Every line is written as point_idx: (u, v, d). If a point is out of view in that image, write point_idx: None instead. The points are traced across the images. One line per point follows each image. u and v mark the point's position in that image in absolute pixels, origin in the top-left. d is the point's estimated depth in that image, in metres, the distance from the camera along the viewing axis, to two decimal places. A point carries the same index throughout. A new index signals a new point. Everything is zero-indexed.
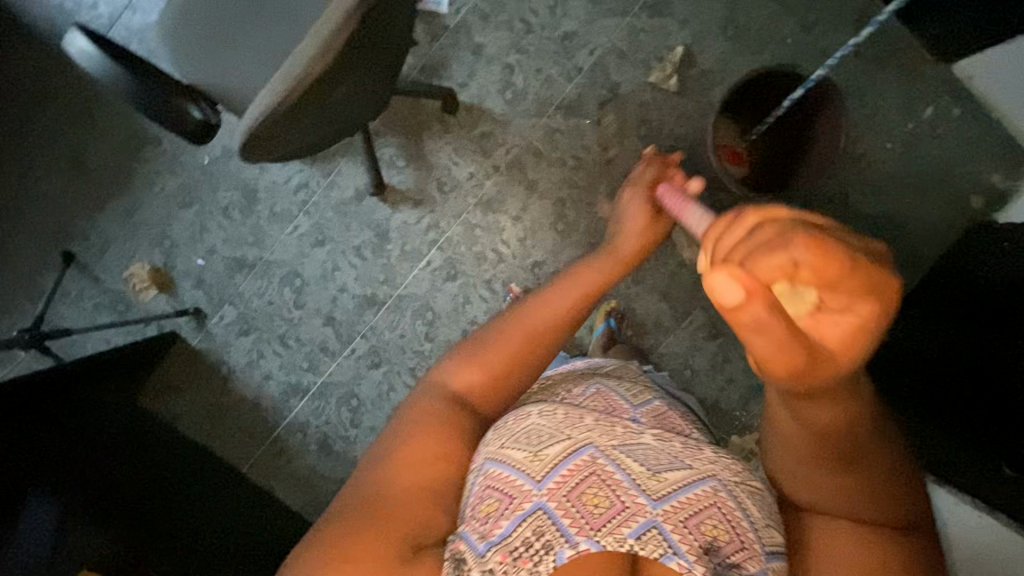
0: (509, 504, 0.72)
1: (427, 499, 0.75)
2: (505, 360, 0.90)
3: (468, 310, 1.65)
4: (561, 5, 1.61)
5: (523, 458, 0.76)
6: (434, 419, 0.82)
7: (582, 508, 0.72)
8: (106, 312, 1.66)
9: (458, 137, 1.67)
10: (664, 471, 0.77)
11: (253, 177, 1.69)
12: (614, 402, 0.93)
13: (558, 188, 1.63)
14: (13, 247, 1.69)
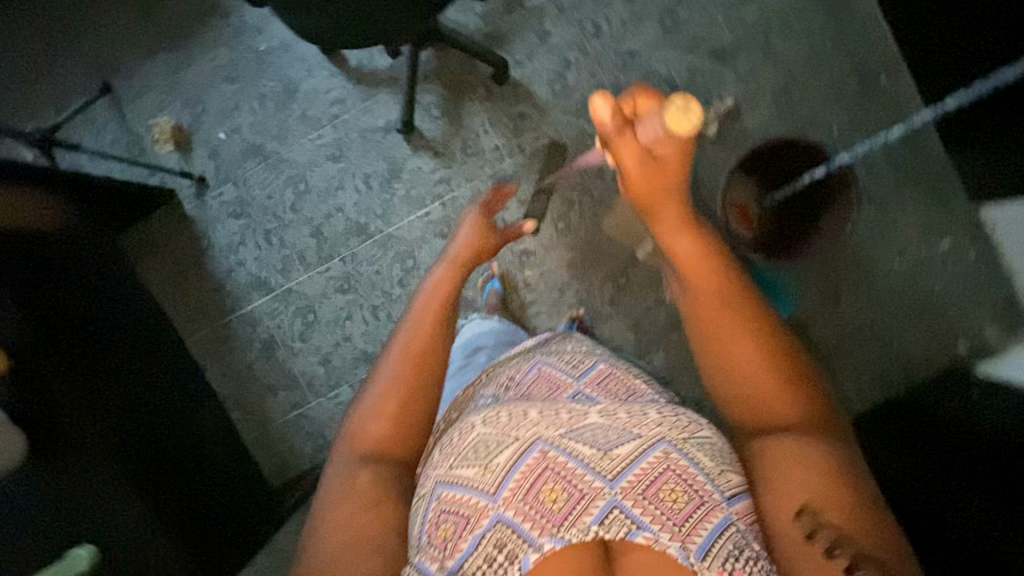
0: (466, 523, 0.79)
1: (371, 542, 0.80)
2: (390, 405, 0.91)
3: None
4: (636, 22, 1.63)
5: (471, 473, 0.82)
6: (355, 484, 0.84)
7: (539, 504, 0.78)
8: (120, 149, 1.73)
9: (497, 108, 1.67)
10: (614, 448, 0.80)
11: (297, 76, 1.69)
12: (557, 379, 1.03)
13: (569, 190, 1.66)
14: (62, 61, 1.77)
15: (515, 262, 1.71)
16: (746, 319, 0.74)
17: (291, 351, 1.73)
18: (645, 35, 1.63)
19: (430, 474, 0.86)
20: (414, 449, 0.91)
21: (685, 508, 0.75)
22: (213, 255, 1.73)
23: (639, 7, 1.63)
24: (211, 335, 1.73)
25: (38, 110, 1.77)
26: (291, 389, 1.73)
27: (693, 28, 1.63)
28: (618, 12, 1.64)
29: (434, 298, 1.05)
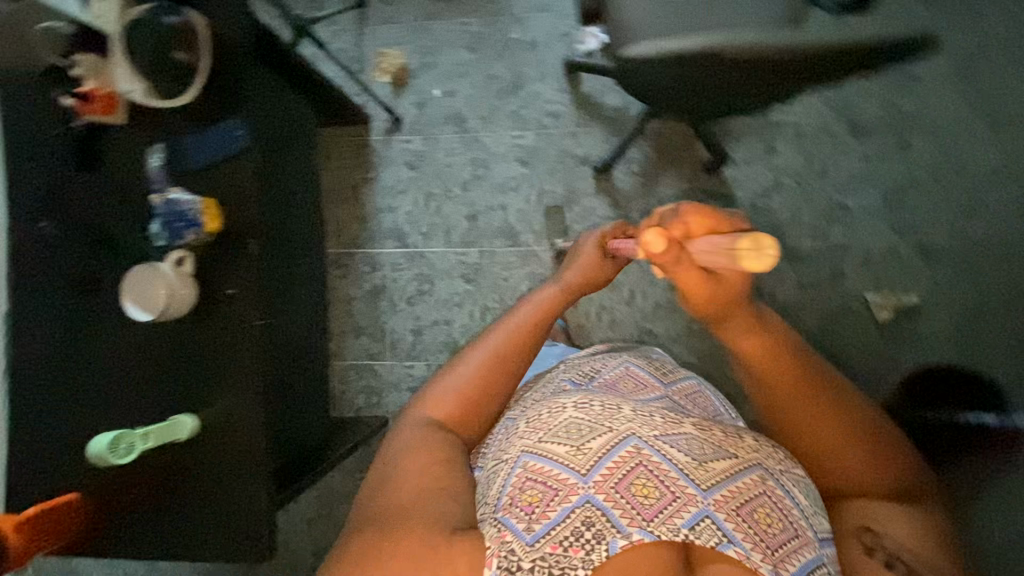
0: (555, 495, 0.75)
1: (440, 492, 0.78)
2: (466, 388, 0.92)
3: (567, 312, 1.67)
4: (863, 184, 1.60)
5: (560, 448, 0.79)
6: (428, 440, 0.85)
7: (630, 496, 0.75)
8: (343, 57, 1.75)
9: (695, 193, 1.63)
10: (709, 461, 0.80)
11: (529, 75, 1.70)
12: (643, 380, 1.00)
13: None
14: None
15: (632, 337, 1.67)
16: (829, 404, 0.82)
17: (391, 308, 1.75)
18: (864, 199, 1.59)
19: (515, 440, 0.84)
20: (473, 433, 0.92)
21: (776, 535, 0.75)
22: (372, 191, 1.76)
23: (871, 171, 1.60)
24: (331, 258, 1.77)
25: None
26: (373, 340, 1.75)
27: (914, 214, 1.58)
28: (851, 166, 1.60)
29: (531, 312, 1.00)
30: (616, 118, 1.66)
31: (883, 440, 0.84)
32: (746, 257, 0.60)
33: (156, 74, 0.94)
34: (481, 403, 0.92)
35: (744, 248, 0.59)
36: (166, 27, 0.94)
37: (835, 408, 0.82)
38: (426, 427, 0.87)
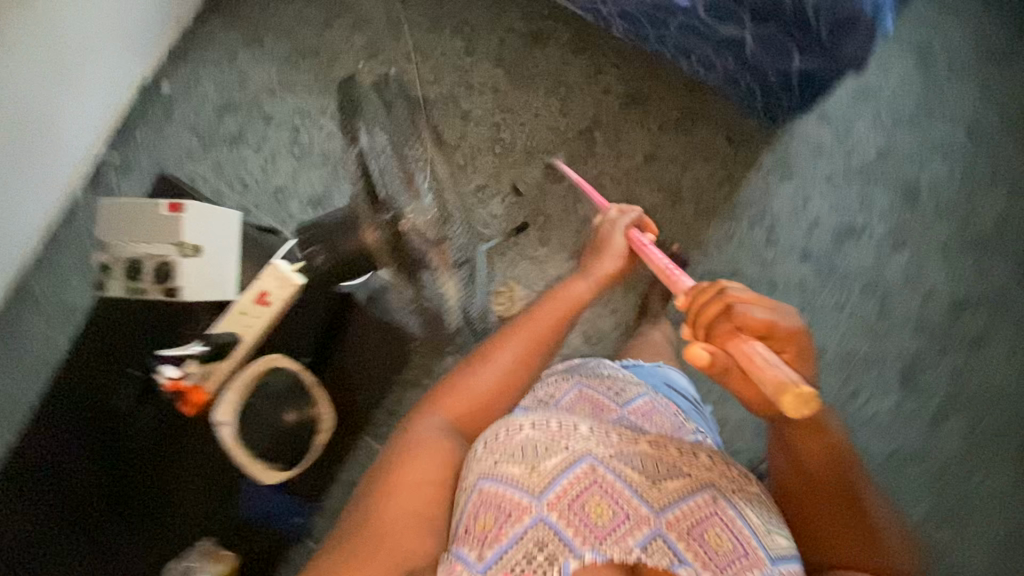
0: (506, 517, 0.83)
1: (421, 522, 0.84)
2: (486, 391, 0.96)
3: None
4: None
5: (518, 471, 0.86)
6: (436, 443, 0.91)
7: (583, 515, 0.84)
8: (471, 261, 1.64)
9: None
10: (661, 481, 0.88)
11: None
12: (600, 404, 1.05)
13: None
14: (522, 160, 1.66)
15: None
16: (845, 493, 0.86)
17: None
18: None
19: (476, 461, 0.89)
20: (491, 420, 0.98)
21: (719, 554, 0.84)
22: None
23: None
24: None
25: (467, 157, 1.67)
26: None
27: None
28: None
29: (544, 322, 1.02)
30: None
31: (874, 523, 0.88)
32: (792, 402, 0.64)
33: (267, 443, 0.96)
34: (485, 408, 0.96)
35: (792, 393, 0.64)
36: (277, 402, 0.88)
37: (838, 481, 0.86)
38: (429, 436, 0.91)
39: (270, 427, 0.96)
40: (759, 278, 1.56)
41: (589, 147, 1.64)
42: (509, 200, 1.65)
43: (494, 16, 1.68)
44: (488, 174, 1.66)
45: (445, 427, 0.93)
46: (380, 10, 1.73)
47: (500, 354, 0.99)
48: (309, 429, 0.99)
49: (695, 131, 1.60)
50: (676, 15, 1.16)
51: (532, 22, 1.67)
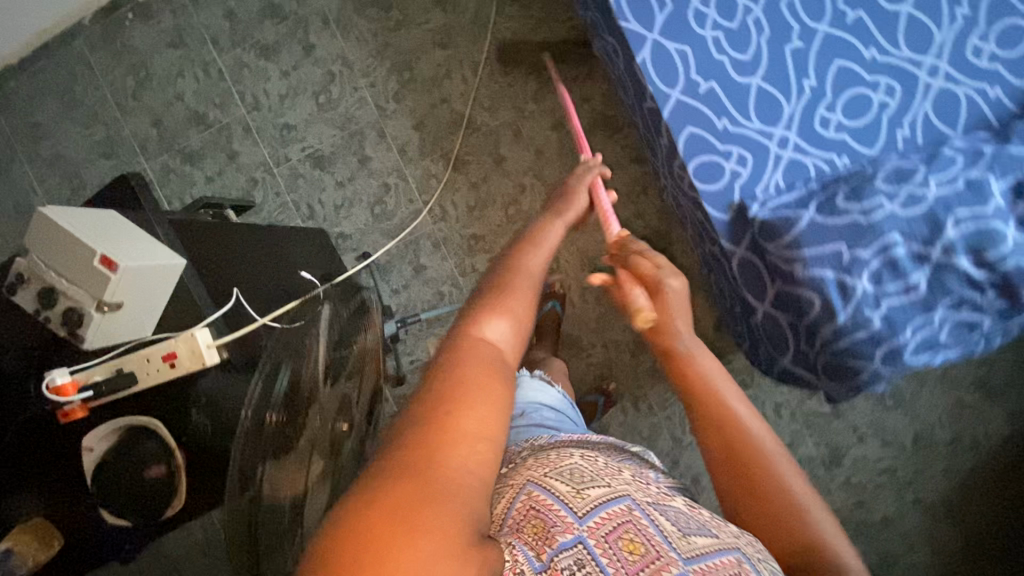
0: (551, 532, 0.55)
1: (496, 455, 0.49)
2: (518, 325, 0.61)
3: None
4: None
5: (562, 487, 0.59)
6: (480, 372, 0.53)
7: (614, 549, 0.55)
8: (430, 299, 1.62)
9: None
10: (693, 534, 0.59)
11: None
12: (643, 462, 0.77)
13: None
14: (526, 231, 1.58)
15: None
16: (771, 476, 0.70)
17: None
18: None
19: (521, 473, 0.64)
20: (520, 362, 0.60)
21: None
22: None
23: None
24: None
25: (479, 200, 1.59)
26: None
27: None
28: None
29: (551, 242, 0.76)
30: None
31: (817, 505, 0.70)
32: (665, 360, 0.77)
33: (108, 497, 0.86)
34: (520, 324, 0.61)
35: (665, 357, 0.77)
36: (145, 449, 0.88)
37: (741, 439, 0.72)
38: (477, 346, 0.56)
39: (120, 482, 0.85)
40: (668, 455, 1.60)
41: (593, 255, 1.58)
42: None
43: (576, 73, 1.53)
44: (491, 229, 1.60)
45: (501, 344, 0.58)
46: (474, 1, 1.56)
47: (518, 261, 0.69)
48: (169, 491, 0.88)
49: (693, 299, 1.56)
50: (713, 244, 1.09)
51: (609, 103, 1.53)
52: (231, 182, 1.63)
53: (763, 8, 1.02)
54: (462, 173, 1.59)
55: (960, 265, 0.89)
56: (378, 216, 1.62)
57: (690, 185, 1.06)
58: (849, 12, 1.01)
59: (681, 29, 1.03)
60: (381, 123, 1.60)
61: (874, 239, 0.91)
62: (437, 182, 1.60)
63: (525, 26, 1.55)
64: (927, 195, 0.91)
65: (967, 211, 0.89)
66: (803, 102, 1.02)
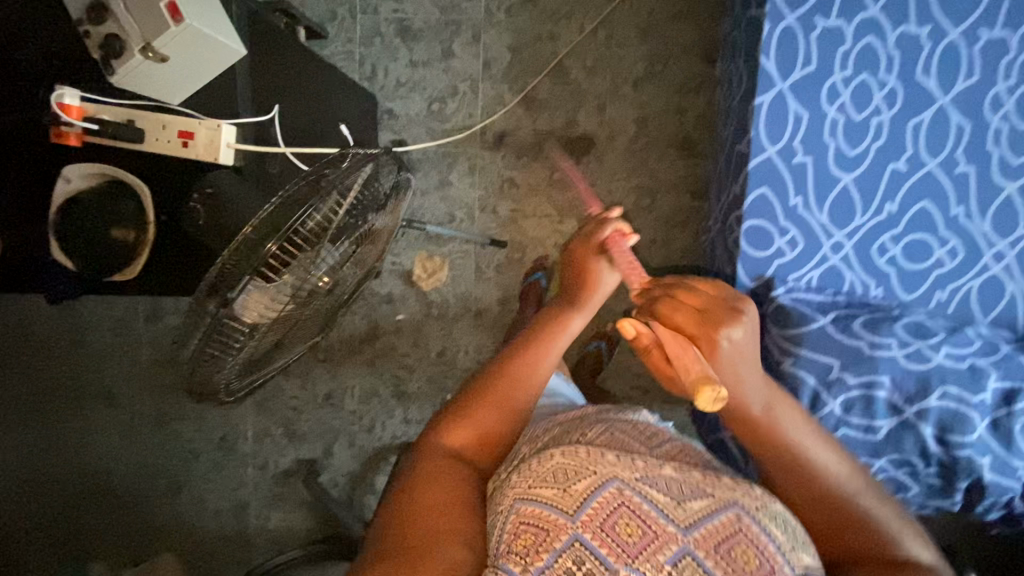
0: (544, 535, 0.53)
1: (465, 511, 0.58)
2: (501, 415, 0.66)
3: (188, 414, 1.80)
4: None
5: (546, 490, 0.55)
6: (447, 476, 0.61)
7: (612, 537, 0.52)
8: (441, 215, 1.60)
9: (292, 534, 1.83)
10: (687, 496, 0.55)
11: (411, 404, 1.71)
12: (627, 430, 0.68)
13: (201, 541, 1.86)
14: (559, 201, 1.56)
15: (168, 466, 1.84)
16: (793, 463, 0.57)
17: None
18: None
19: (505, 485, 0.59)
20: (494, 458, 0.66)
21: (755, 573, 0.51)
22: None
23: None
24: None
25: (532, 150, 1.55)
26: None
27: None
28: None
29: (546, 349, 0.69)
30: (361, 477, 1.76)
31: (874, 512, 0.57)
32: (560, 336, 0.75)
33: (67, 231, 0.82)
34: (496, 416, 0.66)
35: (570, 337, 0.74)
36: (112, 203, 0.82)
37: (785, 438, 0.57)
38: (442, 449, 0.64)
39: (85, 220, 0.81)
40: None
41: None
42: (518, 214, 1.58)
43: (684, 81, 1.48)
44: (529, 181, 1.56)
45: (472, 439, 0.65)
46: None
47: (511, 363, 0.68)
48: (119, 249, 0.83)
49: None
50: None
51: (698, 126, 1.49)
52: (312, 4, 1.53)
53: (891, 117, 1.00)
54: (531, 116, 1.54)
55: (923, 432, 0.92)
56: (433, 114, 1.56)
57: (735, 240, 1.06)
58: (961, 163, 1.00)
59: (809, 94, 1.00)
60: (482, 27, 1.52)
61: (866, 372, 0.94)
62: (503, 112, 1.54)
63: (664, 10, 1.46)
64: (931, 359, 0.93)
65: (957, 390, 0.91)
66: (874, 220, 1.02)
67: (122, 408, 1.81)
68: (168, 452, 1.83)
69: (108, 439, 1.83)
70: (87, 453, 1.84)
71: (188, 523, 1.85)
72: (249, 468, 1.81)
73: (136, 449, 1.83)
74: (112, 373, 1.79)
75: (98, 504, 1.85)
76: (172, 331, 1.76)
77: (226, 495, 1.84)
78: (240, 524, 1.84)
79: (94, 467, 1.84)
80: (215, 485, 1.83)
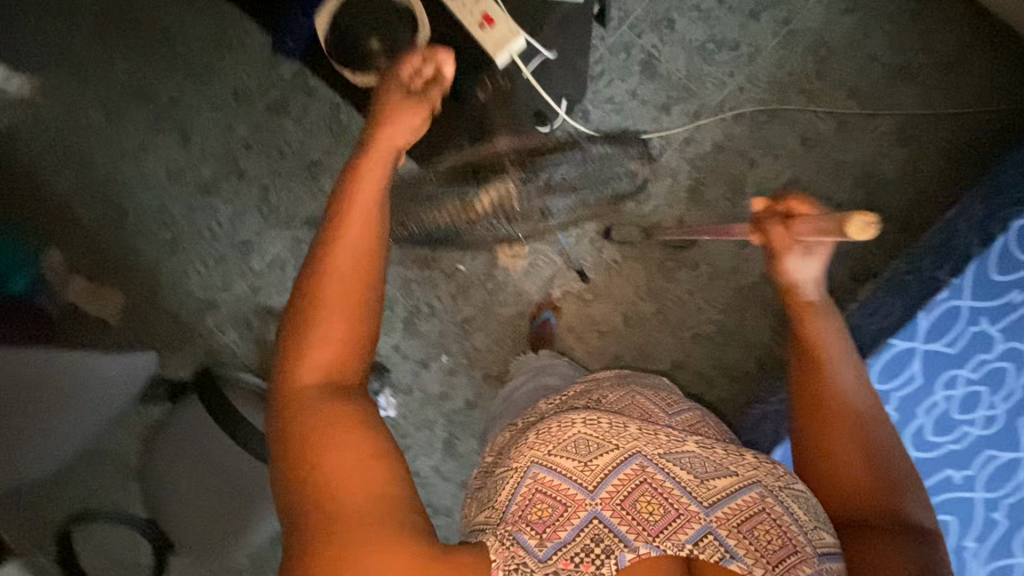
0: (568, 509, 0.73)
1: (355, 422, 0.68)
2: (326, 356, 0.71)
3: (234, 201, 1.82)
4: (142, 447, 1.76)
5: (570, 464, 0.76)
6: (310, 425, 0.67)
7: (637, 513, 0.73)
8: None
9: (230, 358, 1.82)
10: (711, 479, 0.76)
11: (410, 338, 1.73)
12: (648, 410, 0.95)
13: (156, 304, 1.85)
14: (654, 284, 1.61)
15: (182, 225, 1.84)
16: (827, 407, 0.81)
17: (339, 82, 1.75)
18: None
19: (527, 449, 0.81)
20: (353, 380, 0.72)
21: (775, 550, 0.71)
22: None
23: None
24: None
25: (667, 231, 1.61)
26: None
27: None
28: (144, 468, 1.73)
29: (354, 270, 0.73)
30: None
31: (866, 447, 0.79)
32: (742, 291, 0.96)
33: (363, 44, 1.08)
34: (341, 307, 0.71)
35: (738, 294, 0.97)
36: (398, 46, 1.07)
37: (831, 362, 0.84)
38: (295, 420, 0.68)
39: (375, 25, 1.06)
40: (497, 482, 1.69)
41: (657, 354, 1.61)
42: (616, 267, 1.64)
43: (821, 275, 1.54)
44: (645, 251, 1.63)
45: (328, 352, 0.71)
46: (859, 156, 1.54)
47: (303, 342, 0.71)
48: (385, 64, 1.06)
49: None
50: None
51: None
52: None
53: (977, 435, 1.07)
54: (687, 205, 1.61)
55: None
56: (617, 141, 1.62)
57: None
58: (1000, 510, 1.07)
59: (935, 367, 1.07)
60: (706, 111, 1.60)
61: None
62: (669, 183, 1.61)
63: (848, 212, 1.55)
64: None
65: None
66: None
67: (190, 152, 1.84)
68: (193, 216, 1.84)
69: (157, 168, 1.85)
70: (135, 163, 1.86)
71: (158, 281, 1.85)
72: (242, 282, 1.81)
73: (169, 194, 1.85)
74: (204, 121, 1.82)
75: (107, 208, 1.86)
76: (278, 129, 1.79)
77: (204, 286, 1.83)
78: (195, 318, 1.83)
79: (128, 179, 1.86)
80: (204, 271, 1.83)
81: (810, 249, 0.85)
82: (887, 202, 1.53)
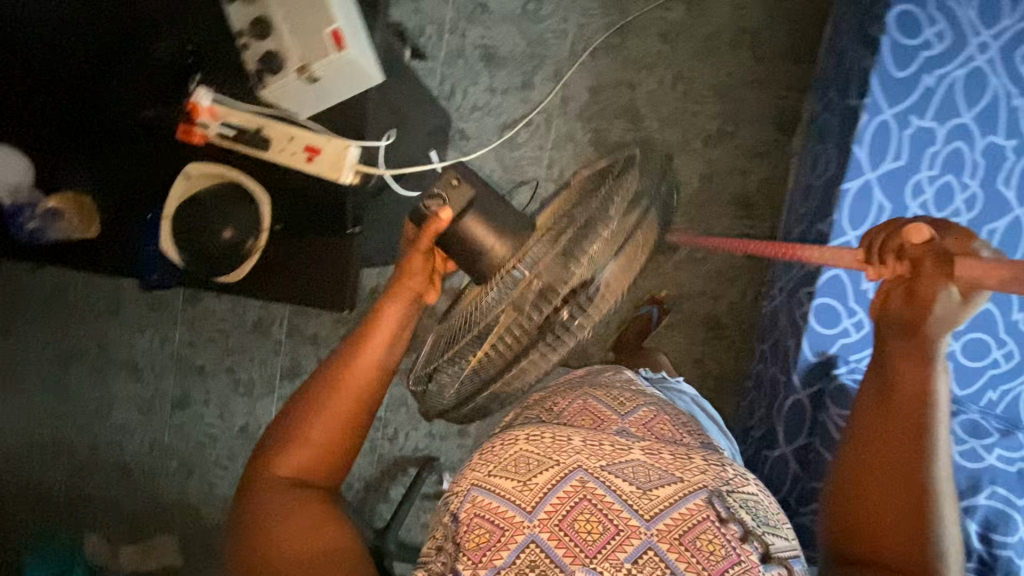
0: (499, 535, 0.69)
1: (315, 521, 0.75)
2: (322, 441, 0.79)
3: (213, 399, 1.79)
4: None
5: (509, 484, 0.73)
6: (288, 500, 0.76)
7: (573, 534, 0.68)
8: None
9: None
10: (652, 487, 0.72)
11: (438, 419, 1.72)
12: (601, 412, 0.92)
13: (205, 526, 1.83)
14: None
15: (182, 446, 1.82)
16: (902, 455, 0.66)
17: None
18: None
19: (467, 473, 0.79)
20: (329, 477, 0.81)
21: (717, 559, 0.68)
22: None
23: None
24: None
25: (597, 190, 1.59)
26: None
27: None
28: None
29: (346, 394, 0.80)
30: (376, 486, 1.75)
31: (913, 517, 0.65)
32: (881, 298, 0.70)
33: (190, 238, 0.86)
34: (340, 423, 0.80)
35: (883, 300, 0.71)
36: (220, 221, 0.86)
37: (915, 422, 0.66)
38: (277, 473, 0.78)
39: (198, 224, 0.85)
40: None
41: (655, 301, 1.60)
42: None
43: (753, 145, 1.53)
44: None
45: (316, 471, 0.79)
46: (722, 19, 1.50)
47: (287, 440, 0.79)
48: (236, 250, 0.87)
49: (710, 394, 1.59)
50: (784, 373, 1.14)
51: (762, 190, 1.53)
52: (403, 18, 1.58)
53: (970, 219, 1.04)
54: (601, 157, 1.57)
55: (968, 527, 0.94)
56: (505, 140, 1.58)
57: (805, 316, 1.09)
58: None
59: (895, 188, 1.04)
60: (565, 64, 1.56)
61: None
62: (572, 148, 1.57)
63: (742, 74, 1.51)
64: (984, 459, 0.96)
65: (1005, 492, 0.95)
66: None
67: (147, 380, 1.80)
68: (187, 433, 1.81)
69: (127, 411, 1.82)
70: (106, 418, 1.82)
71: (194, 505, 1.83)
72: None
73: (154, 427, 1.82)
74: (141, 347, 1.79)
75: (109, 472, 1.83)
76: (209, 314, 1.76)
77: (236, 483, 1.82)
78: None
79: (109, 436, 1.83)
80: (227, 473, 1.81)
81: (969, 290, 0.60)
82: (770, 45, 1.49)
